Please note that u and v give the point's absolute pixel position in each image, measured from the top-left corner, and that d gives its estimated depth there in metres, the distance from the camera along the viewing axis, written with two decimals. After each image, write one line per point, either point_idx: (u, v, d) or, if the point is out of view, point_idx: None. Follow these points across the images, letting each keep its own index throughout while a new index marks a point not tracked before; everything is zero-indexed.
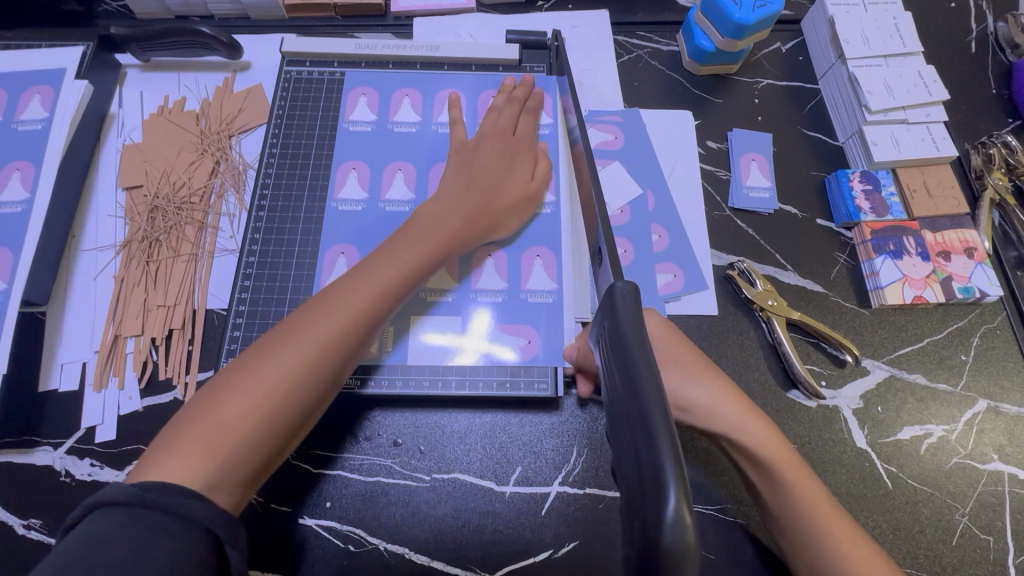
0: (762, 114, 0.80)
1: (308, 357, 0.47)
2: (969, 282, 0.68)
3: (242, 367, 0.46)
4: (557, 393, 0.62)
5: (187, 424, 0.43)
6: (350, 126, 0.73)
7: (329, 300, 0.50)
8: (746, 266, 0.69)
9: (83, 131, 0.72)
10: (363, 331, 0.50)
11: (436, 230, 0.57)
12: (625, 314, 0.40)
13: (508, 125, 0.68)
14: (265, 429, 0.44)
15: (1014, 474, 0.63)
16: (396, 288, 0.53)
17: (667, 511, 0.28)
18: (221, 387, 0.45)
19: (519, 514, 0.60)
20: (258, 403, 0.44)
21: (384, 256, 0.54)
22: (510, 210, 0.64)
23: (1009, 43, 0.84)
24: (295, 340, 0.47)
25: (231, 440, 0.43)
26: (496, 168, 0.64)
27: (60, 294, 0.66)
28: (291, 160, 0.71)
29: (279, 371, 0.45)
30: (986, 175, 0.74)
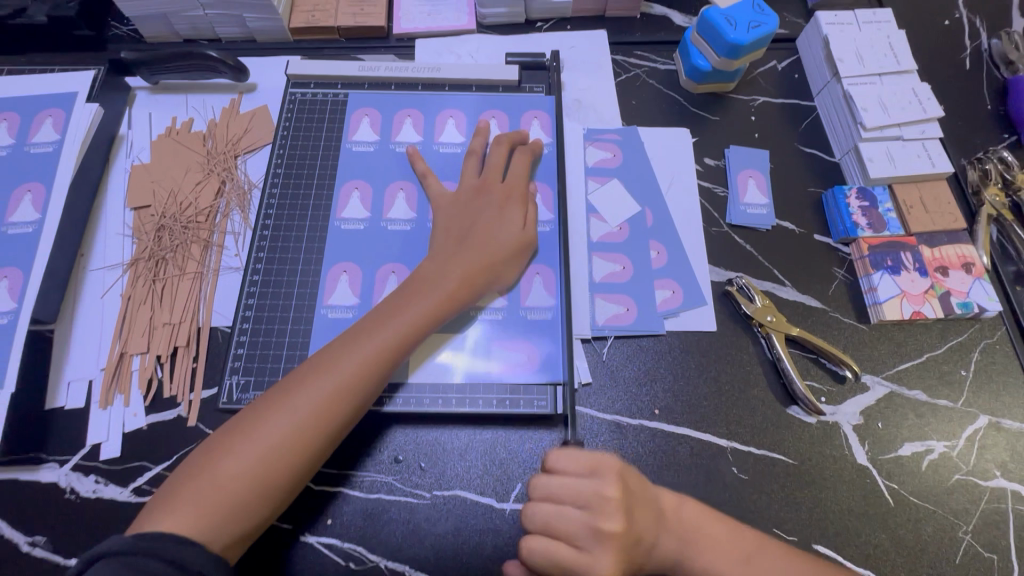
0: (759, 131, 0.81)
1: (302, 423, 0.50)
2: (968, 298, 0.69)
3: (240, 430, 0.50)
4: (557, 410, 0.63)
5: (188, 480, 0.47)
6: (353, 148, 0.74)
7: (326, 366, 0.53)
8: (744, 282, 0.70)
9: (93, 152, 0.73)
10: (357, 397, 0.53)
11: (430, 292, 0.58)
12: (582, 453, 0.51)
13: (496, 176, 0.67)
14: (257, 491, 0.48)
15: (1017, 491, 0.62)
16: (386, 355, 0.55)
17: None
18: (218, 448, 0.49)
19: (519, 531, 0.60)
20: (253, 467, 0.48)
21: (381, 321, 0.56)
22: (506, 262, 0.63)
23: (1003, 60, 0.85)
24: (289, 406, 0.50)
25: (226, 501, 0.47)
26: (491, 222, 0.64)
27: (68, 312, 0.68)
28: (295, 182, 0.73)
29: (274, 437, 0.49)
30: (983, 190, 0.75)
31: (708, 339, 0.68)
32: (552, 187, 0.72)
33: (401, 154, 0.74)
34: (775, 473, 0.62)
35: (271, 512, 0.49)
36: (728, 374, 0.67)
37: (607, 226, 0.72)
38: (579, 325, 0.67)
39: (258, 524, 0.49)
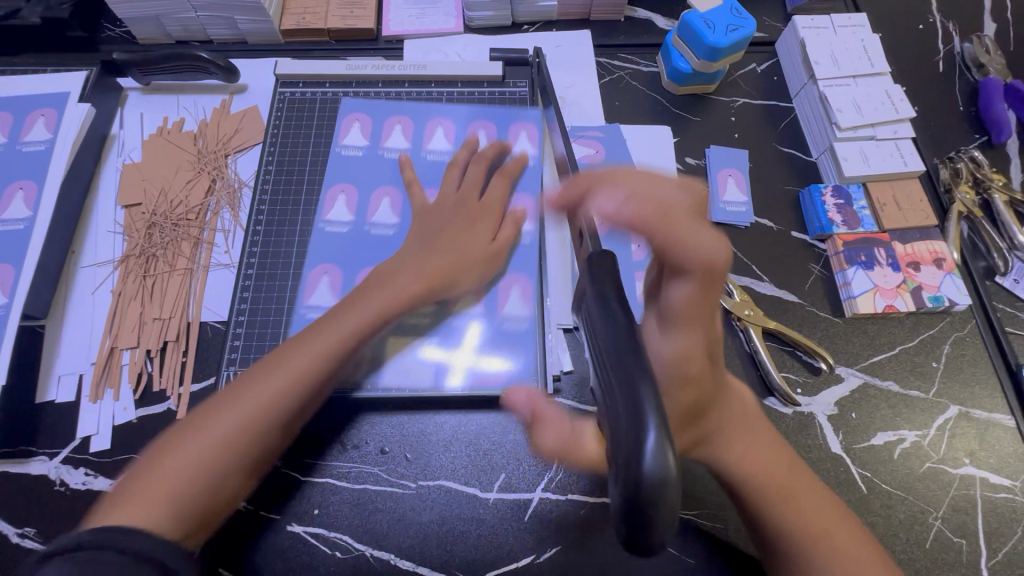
0: (739, 131, 0.83)
1: (255, 412, 0.48)
2: (939, 292, 0.71)
3: (189, 425, 0.47)
4: (546, 388, 0.64)
5: (132, 480, 0.44)
6: (331, 155, 0.75)
7: (279, 361, 0.51)
8: (723, 277, 0.72)
9: (85, 151, 0.75)
10: (314, 383, 0.51)
11: (387, 288, 0.58)
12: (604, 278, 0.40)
13: (473, 189, 0.70)
14: (206, 482, 0.46)
15: (985, 478, 0.64)
16: (344, 350, 0.54)
17: (646, 445, 0.29)
18: (165, 446, 0.46)
19: (502, 519, 0.61)
20: (202, 459, 0.46)
21: (339, 313, 0.56)
22: (468, 268, 0.64)
23: (974, 63, 0.87)
24: (239, 397, 0.49)
25: (169, 499, 0.44)
26: (459, 232, 0.66)
27: (59, 308, 0.69)
28: (280, 183, 0.74)
29: (225, 428, 0.47)
30: (954, 188, 0.77)
31: None
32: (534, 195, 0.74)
33: (388, 153, 0.75)
34: None
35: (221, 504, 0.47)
36: None
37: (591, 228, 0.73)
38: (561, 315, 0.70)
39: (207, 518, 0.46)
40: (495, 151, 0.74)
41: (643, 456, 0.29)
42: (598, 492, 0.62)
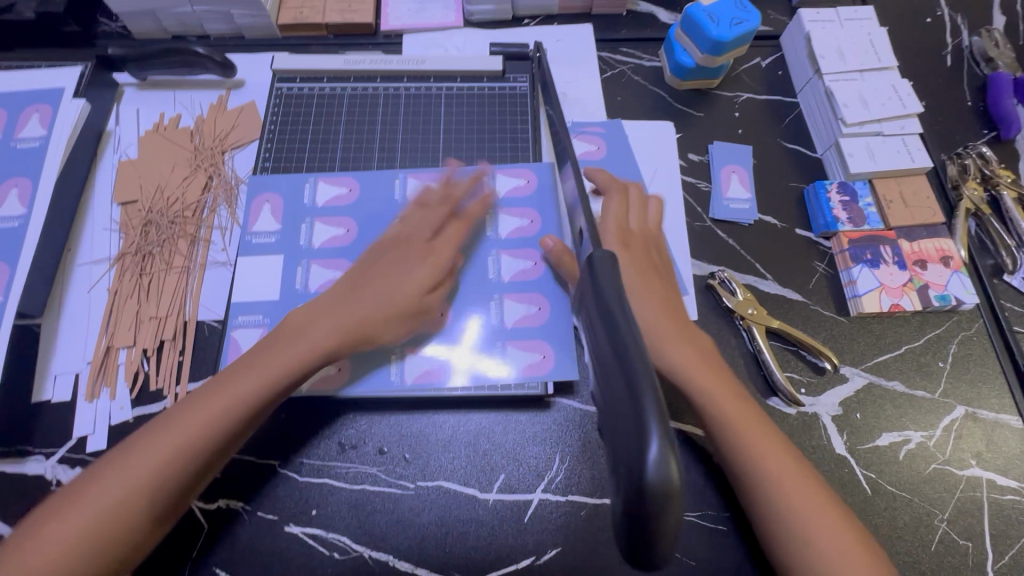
0: (743, 127, 0.82)
1: (122, 494, 0.48)
2: (946, 290, 0.70)
3: (74, 491, 0.48)
4: (546, 390, 0.65)
5: (36, 535, 0.46)
6: (323, 189, 0.72)
7: (164, 427, 0.51)
8: (726, 275, 0.71)
9: (80, 147, 0.74)
10: (194, 461, 0.50)
11: (296, 344, 0.57)
12: (604, 275, 0.39)
13: (424, 232, 0.66)
14: (65, 561, 0.45)
15: (992, 480, 0.63)
16: (230, 413, 0.52)
17: (650, 453, 0.29)
18: (59, 507, 0.48)
19: (502, 520, 0.60)
20: (70, 535, 0.46)
21: (208, 392, 0.53)
22: (393, 321, 0.61)
23: (983, 56, 0.86)
24: (122, 471, 0.49)
25: (56, 563, 0.45)
26: (388, 275, 0.63)
27: (55, 307, 0.68)
28: (262, 204, 0.71)
29: (102, 508, 0.47)
30: (962, 185, 0.76)
31: None
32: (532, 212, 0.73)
33: (383, 174, 0.73)
34: None
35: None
36: None
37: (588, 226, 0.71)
38: None
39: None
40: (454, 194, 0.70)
41: (646, 462, 0.29)
42: (599, 494, 0.61)
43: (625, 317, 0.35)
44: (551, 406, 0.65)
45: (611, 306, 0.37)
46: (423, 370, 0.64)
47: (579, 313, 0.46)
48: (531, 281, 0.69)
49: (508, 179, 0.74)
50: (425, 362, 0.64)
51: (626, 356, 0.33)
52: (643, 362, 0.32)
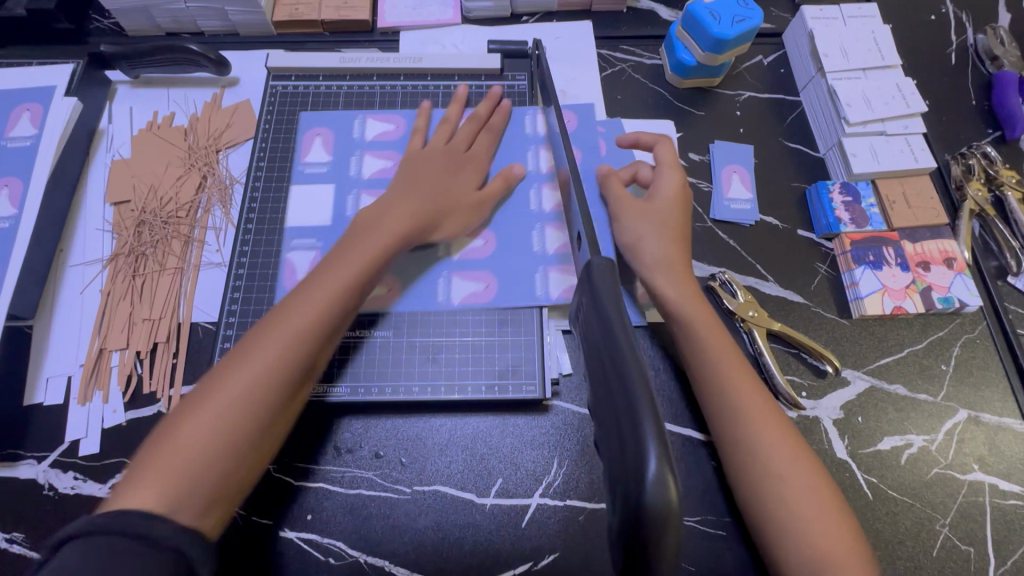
0: (744, 126, 0.81)
1: (254, 384, 0.48)
2: (949, 292, 0.69)
3: (194, 399, 0.47)
4: (545, 395, 0.63)
5: (154, 455, 0.45)
6: (373, 125, 0.74)
7: (271, 324, 0.51)
8: (727, 277, 0.70)
9: (72, 146, 0.73)
10: (314, 344, 0.52)
11: (374, 235, 0.58)
12: (602, 283, 0.39)
13: (462, 142, 0.70)
14: (217, 451, 0.46)
15: (994, 484, 0.63)
16: (334, 304, 0.53)
17: (648, 473, 0.28)
18: (178, 417, 0.47)
19: (499, 525, 0.60)
20: (211, 430, 0.46)
21: (303, 287, 0.54)
22: (454, 215, 0.65)
23: (988, 54, 0.85)
24: (244, 364, 0.49)
25: (191, 466, 0.44)
26: (442, 178, 0.66)
27: (47, 308, 0.67)
28: (315, 137, 0.73)
29: (234, 400, 0.47)
30: (965, 185, 0.75)
31: None
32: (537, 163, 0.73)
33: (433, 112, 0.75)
34: None
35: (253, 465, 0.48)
36: None
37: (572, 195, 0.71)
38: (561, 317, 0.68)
39: (235, 484, 0.47)
40: (489, 111, 0.74)
41: (644, 478, 0.28)
42: (597, 498, 0.61)
43: (623, 328, 0.35)
44: (549, 410, 0.64)
45: (608, 316, 0.36)
46: (469, 292, 0.66)
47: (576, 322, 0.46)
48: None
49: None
50: (471, 284, 0.67)
51: (624, 368, 0.32)
52: (641, 375, 0.31)
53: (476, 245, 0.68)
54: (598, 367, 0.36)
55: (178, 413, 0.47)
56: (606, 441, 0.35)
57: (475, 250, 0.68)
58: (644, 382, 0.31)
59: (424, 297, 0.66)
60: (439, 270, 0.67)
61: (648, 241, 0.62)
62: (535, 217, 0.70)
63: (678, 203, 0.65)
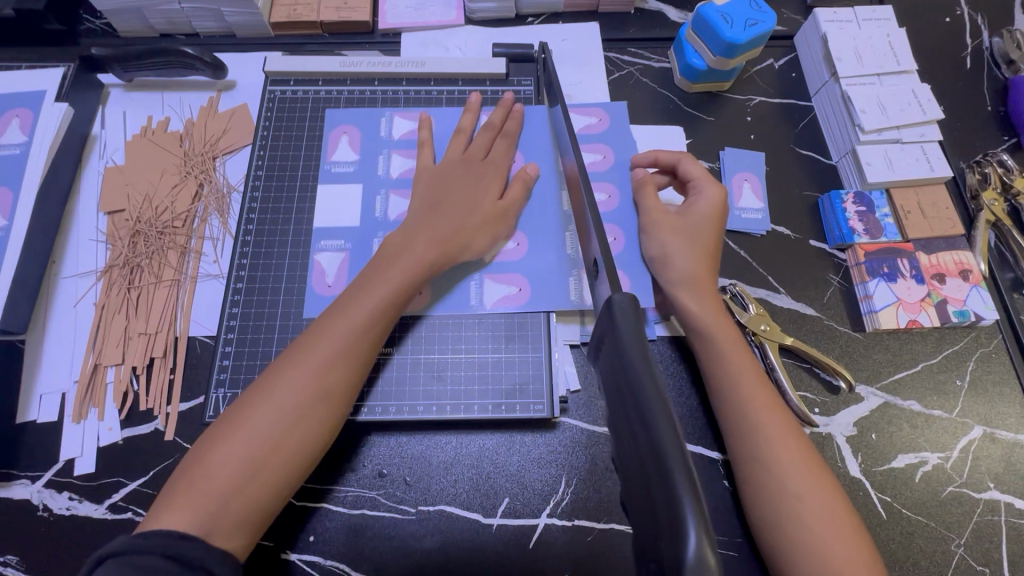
0: (755, 132, 0.79)
1: (285, 411, 0.49)
2: (965, 306, 0.67)
3: (229, 423, 0.49)
4: (553, 413, 0.62)
5: (189, 477, 0.47)
6: (400, 123, 0.73)
7: (302, 351, 0.52)
8: (738, 290, 0.68)
9: (64, 154, 0.70)
10: (342, 373, 0.52)
11: (403, 259, 0.58)
12: (626, 329, 0.37)
13: (479, 151, 0.68)
14: (250, 476, 0.47)
15: (1011, 503, 0.62)
16: (361, 335, 0.54)
17: (687, 548, 0.27)
18: (212, 441, 0.48)
19: (506, 546, 0.58)
20: (243, 456, 0.47)
21: (336, 311, 0.55)
22: (479, 228, 0.63)
23: (1004, 59, 0.83)
24: (276, 391, 0.50)
25: (223, 491, 0.46)
26: (465, 190, 0.64)
27: (39, 322, 0.65)
28: (341, 136, 0.72)
29: (266, 427, 0.49)
30: (981, 195, 0.73)
31: None
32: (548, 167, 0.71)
33: (453, 110, 0.74)
34: None
35: (287, 488, 0.49)
36: None
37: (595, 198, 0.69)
38: (570, 331, 0.66)
39: (269, 507, 0.48)
40: (503, 118, 0.71)
41: (683, 556, 0.27)
42: (607, 519, 0.59)
43: (653, 383, 0.33)
44: (557, 427, 0.63)
45: (634, 369, 0.35)
46: (501, 295, 0.65)
47: (592, 361, 0.44)
48: (609, 214, 0.69)
49: (579, 118, 0.75)
50: (503, 287, 0.66)
51: (655, 430, 0.31)
52: (673, 435, 0.30)
53: (508, 248, 0.67)
54: (625, 422, 0.35)
55: (212, 436, 0.49)
56: (635, 502, 0.33)
57: (509, 252, 0.67)
58: (680, 446, 0.30)
59: (457, 301, 0.65)
60: (472, 276, 0.66)
61: (677, 257, 0.61)
62: (567, 218, 0.68)
63: (711, 223, 0.63)
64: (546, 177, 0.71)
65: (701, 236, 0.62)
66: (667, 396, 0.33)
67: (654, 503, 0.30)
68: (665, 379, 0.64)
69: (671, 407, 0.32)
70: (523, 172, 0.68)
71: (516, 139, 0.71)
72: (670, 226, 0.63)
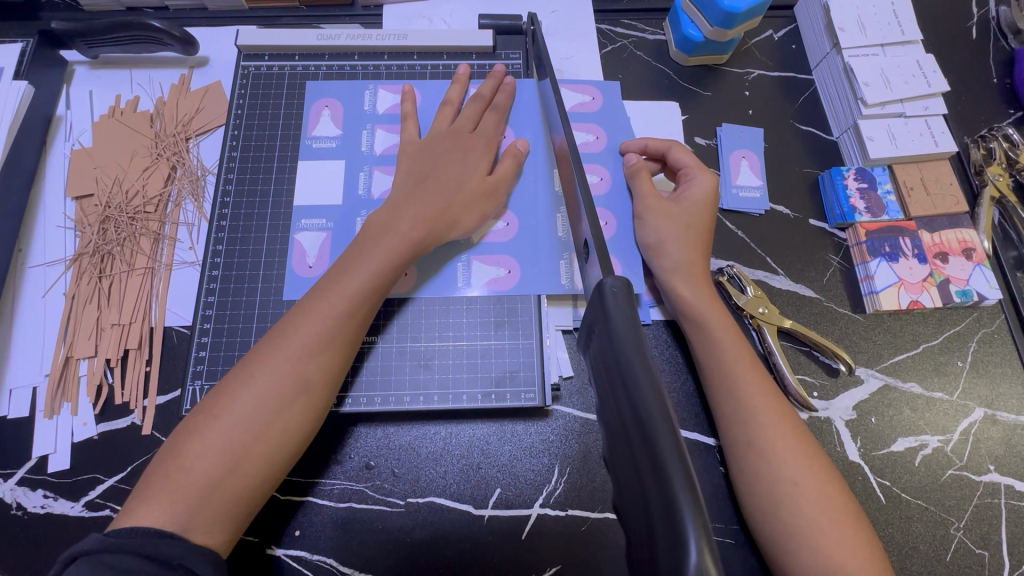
0: (753, 107, 0.76)
1: (266, 399, 0.47)
2: (968, 285, 0.65)
3: (204, 413, 0.47)
4: (545, 402, 0.60)
5: (159, 472, 0.45)
6: (384, 96, 0.69)
7: (281, 338, 0.49)
8: (735, 271, 0.66)
9: (27, 136, 0.66)
10: (323, 361, 0.50)
11: (389, 239, 0.55)
12: (618, 315, 0.35)
13: (468, 124, 0.64)
14: (230, 467, 0.45)
15: (1011, 485, 0.61)
16: (342, 320, 0.51)
17: (687, 560, 0.25)
18: (187, 432, 0.46)
19: (499, 538, 0.57)
20: (221, 447, 0.45)
21: (317, 295, 0.52)
22: (467, 207, 0.60)
23: (1011, 28, 0.79)
24: (256, 378, 0.48)
25: (198, 485, 0.44)
26: (452, 167, 0.61)
27: (7, 314, 0.62)
28: (323, 109, 0.68)
29: (245, 417, 0.46)
30: (985, 170, 0.71)
31: None
32: (538, 144, 0.68)
33: (440, 83, 0.71)
34: None
35: (269, 480, 0.47)
36: None
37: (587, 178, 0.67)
38: (563, 316, 0.64)
39: (252, 500, 0.46)
40: (493, 90, 0.68)
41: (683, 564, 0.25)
42: (601, 508, 0.58)
43: (648, 376, 0.31)
44: (549, 415, 0.61)
45: (629, 360, 0.32)
46: (490, 277, 0.63)
47: (582, 348, 0.42)
48: (601, 195, 0.67)
49: (572, 95, 0.72)
50: (492, 269, 0.63)
51: (654, 430, 0.29)
52: (671, 436, 0.28)
53: (498, 228, 0.64)
54: (618, 415, 0.32)
55: (187, 427, 0.47)
56: (628, 500, 0.31)
57: (498, 232, 0.64)
58: (677, 445, 0.28)
59: (442, 284, 0.62)
60: (458, 258, 0.63)
61: (671, 245, 0.59)
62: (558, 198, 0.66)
63: (705, 207, 0.61)
64: (536, 150, 0.67)
65: (694, 224, 0.60)
66: (663, 388, 0.31)
67: (650, 505, 0.28)
68: (661, 365, 0.62)
69: (667, 400, 0.30)
70: (513, 147, 0.65)
71: (507, 113, 0.68)
72: (665, 213, 0.61)
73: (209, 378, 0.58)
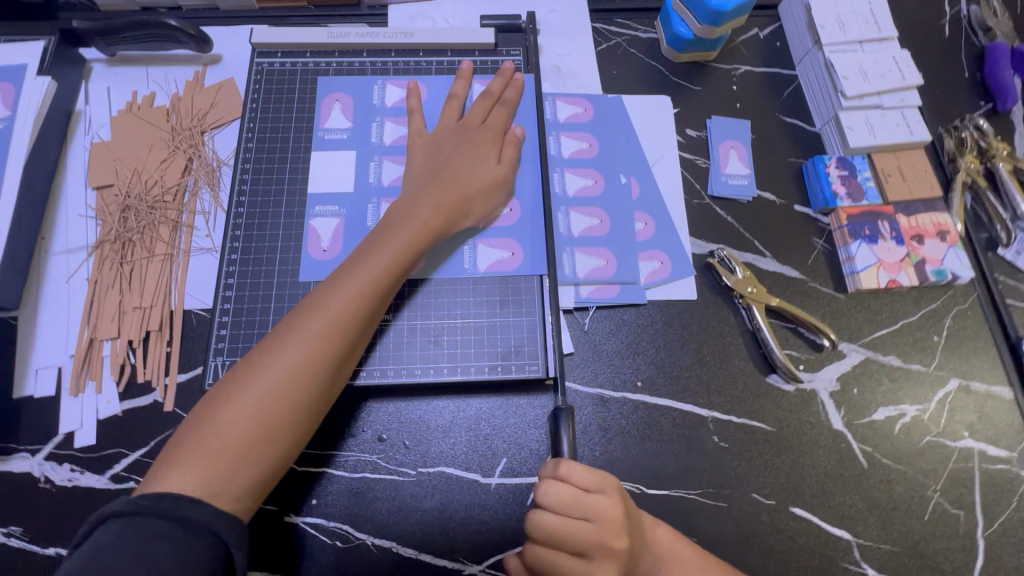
0: (741, 100, 0.80)
1: (295, 370, 0.50)
2: (942, 265, 0.70)
3: (235, 382, 0.50)
4: (548, 373, 0.63)
5: (190, 438, 0.48)
6: (391, 91, 0.73)
7: (308, 314, 0.53)
8: (725, 254, 0.70)
9: (48, 129, 0.69)
10: (347, 336, 0.53)
11: (406, 226, 0.59)
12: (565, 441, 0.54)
13: (475, 118, 0.68)
14: (262, 433, 0.48)
15: (983, 450, 0.65)
16: (367, 299, 0.55)
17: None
18: (218, 400, 0.49)
19: (505, 504, 0.60)
20: (253, 415, 0.48)
21: (341, 275, 0.55)
22: (477, 192, 0.64)
23: (981, 26, 0.84)
24: (284, 351, 0.51)
25: (230, 449, 0.47)
26: (459, 157, 0.64)
27: (32, 299, 0.65)
28: (334, 103, 0.72)
29: (275, 387, 0.49)
30: (958, 158, 0.75)
31: (687, 310, 0.68)
32: (535, 134, 0.72)
33: (444, 78, 0.74)
34: (753, 440, 0.63)
35: (295, 446, 0.51)
36: (708, 345, 0.67)
37: (584, 181, 0.72)
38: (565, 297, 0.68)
39: (276, 465, 0.50)
40: (503, 84, 0.72)
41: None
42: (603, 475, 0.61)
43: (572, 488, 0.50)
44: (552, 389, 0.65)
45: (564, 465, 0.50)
46: (495, 259, 0.66)
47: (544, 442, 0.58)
48: (593, 198, 0.71)
49: (565, 106, 0.76)
50: (497, 251, 0.67)
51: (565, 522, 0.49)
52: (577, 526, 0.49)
53: (502, 214, 0.68)
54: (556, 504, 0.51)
55: (217, 396, 0.50)
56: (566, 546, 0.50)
57: (503, 217, 0.68)
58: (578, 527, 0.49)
59: (451, 266, 0.66)
60: (465, 242, 0.67)
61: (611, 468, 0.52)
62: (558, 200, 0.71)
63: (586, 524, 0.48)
64: (535, 139, 0.71)
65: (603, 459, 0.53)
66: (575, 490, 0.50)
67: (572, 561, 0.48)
68: (654, 342, 0.67)
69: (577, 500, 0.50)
70: (513, 133, 0.69)
71: (513, 106, 0.71)
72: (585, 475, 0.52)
73: (229, 356, 0.61)
